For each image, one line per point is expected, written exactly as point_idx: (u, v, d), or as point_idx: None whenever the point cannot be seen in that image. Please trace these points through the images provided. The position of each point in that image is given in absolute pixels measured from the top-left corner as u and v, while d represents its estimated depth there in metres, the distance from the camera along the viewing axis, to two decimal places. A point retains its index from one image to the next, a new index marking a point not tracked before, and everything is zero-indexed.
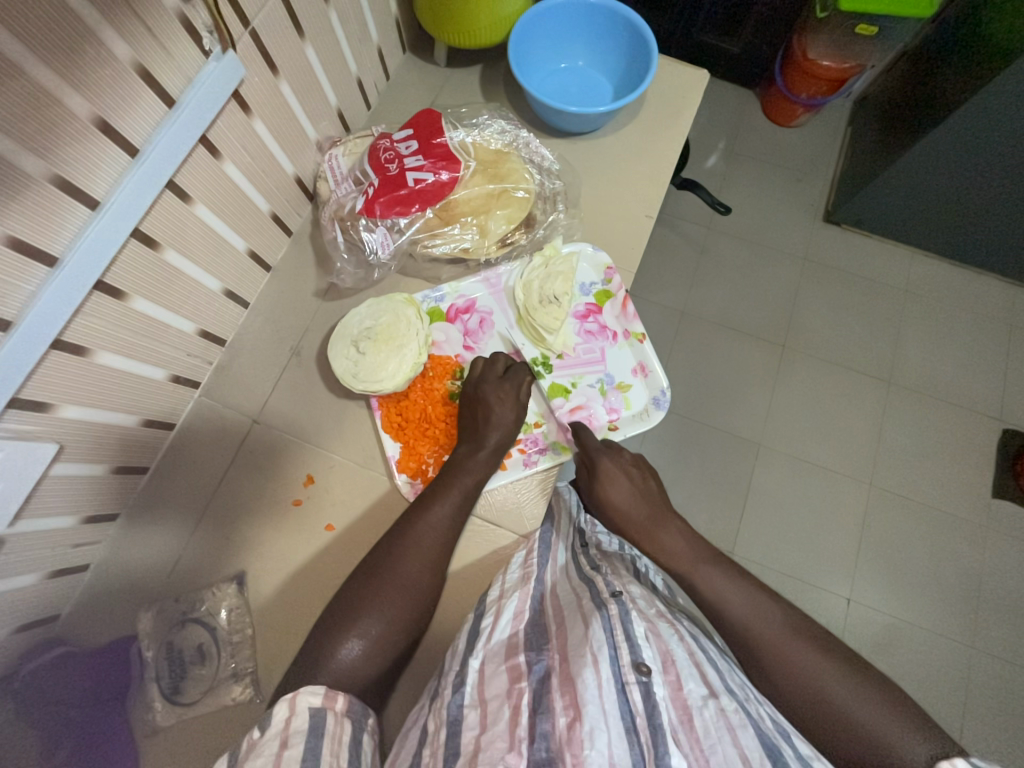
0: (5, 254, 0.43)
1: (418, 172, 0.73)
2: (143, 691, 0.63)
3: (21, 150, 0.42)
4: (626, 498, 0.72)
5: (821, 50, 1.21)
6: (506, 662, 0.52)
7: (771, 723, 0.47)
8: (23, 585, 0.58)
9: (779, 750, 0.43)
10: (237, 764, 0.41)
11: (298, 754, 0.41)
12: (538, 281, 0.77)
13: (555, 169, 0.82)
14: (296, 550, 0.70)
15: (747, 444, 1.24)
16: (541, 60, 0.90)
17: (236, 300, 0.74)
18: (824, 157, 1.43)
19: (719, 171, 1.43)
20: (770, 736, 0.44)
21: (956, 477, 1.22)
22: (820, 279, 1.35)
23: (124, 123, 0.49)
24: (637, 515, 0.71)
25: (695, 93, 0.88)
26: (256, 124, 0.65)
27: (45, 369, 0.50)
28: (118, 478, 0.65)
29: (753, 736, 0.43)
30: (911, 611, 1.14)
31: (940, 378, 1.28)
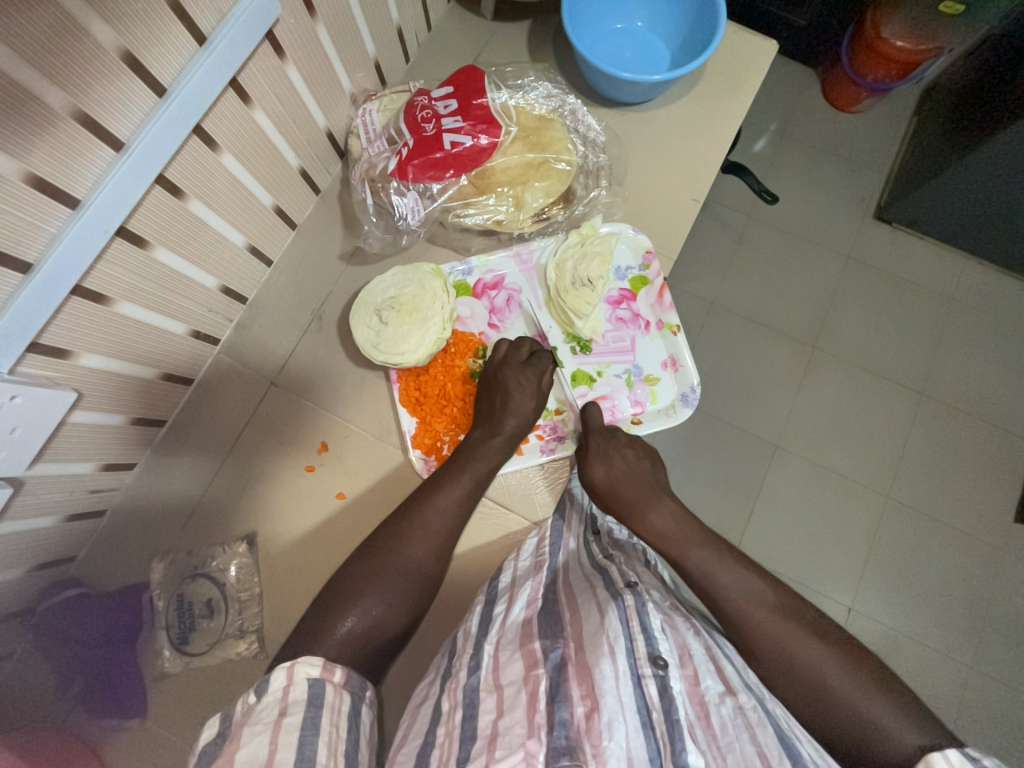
0: (27, 192, 0.42)
1: (456, 135, 0.69)
2: (153, 637, 0.65)
3: (49, 86, 0.40)
4: (621, 472, 0.69)
5: (898, 27, 1.11)
6: (520, 648, 0.51)
7: (790, 723, 0.47)
8: (41, 525, 0.59)
9: (796, 748, 0.44)
10: (236, 729, 0.41)
11: (297, 722, 0.42)
12: (571, 262, 0.74)
13: (600, 141, 0.77)
14: (306, 514, 0.70)
15: (766, 445, 1.20)
16: (595, 19, 0.83)
17: (260, 257, 0.71)
18: (884, 147, 1.32)
19: (768, 155, 1.34)
20: (788, 735, 0.45)
21: (979, 498, 1.17)
22: (862, 280, 1.27)
23: (152, 60, 0.46)
24: (637, 491, 0.68)
25: (762, 65, 0.81)
26: (290, 70, 0.61)
27: (65, 316, 0.49)
28: (136, 429, 0.65)
29: (772, 736, 0.43)
30: (914, 627, 1.12)
31: (976, 394, 1.21)
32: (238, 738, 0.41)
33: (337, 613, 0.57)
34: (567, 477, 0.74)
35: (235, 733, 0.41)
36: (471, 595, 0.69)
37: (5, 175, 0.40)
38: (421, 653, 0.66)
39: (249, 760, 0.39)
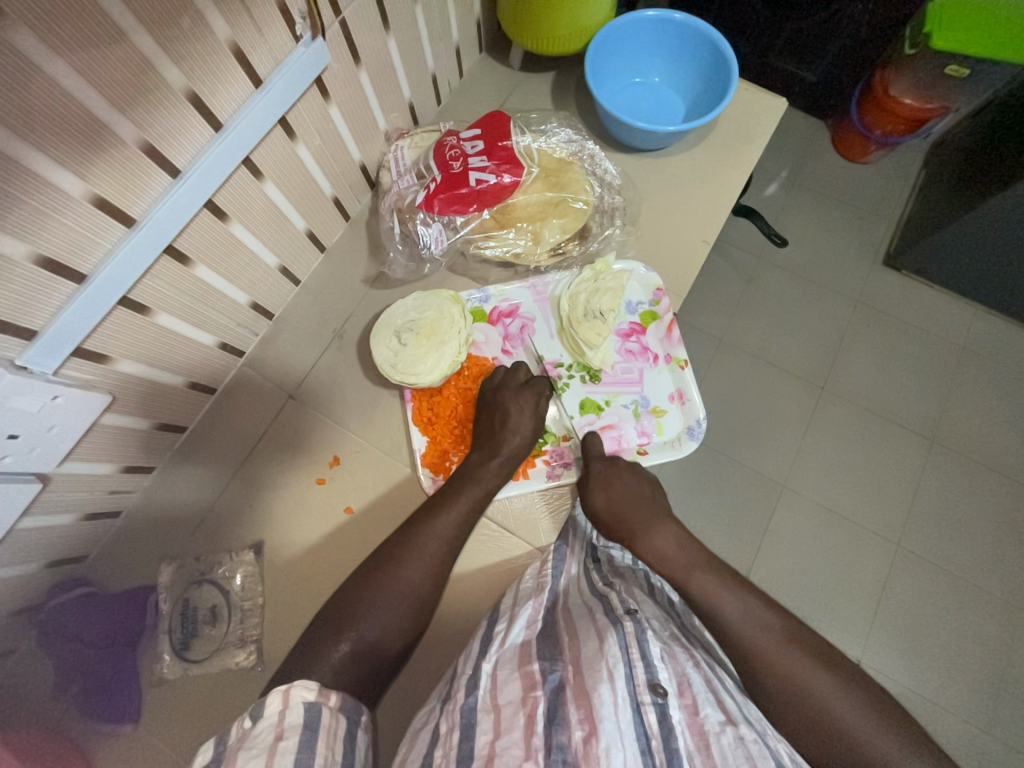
0: (89, 210, 0.46)
1: (481, 173, 0.73)
2: (154, 641, 0.66)
3: (114, 114, 0.44)
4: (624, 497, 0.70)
5: (904, 88, 1.18)
6: (519, 669, 0.51)
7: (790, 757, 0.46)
8: (61, 522, 0.61)
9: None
10: (229, 756, 0.41)
11: (292, 745, 0.42)
12: (584, 294, 0.77)
13: (616, 183, 0.81)
14: (313, 526, 0.71)
15: (772, 484, 1.19)
16: (616, 73, 0.89)
17: (289, 277, 0.75)
18: (893, 199, 1.36)
19: (779, 200, 1.39)
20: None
21: (993, 552, 1.15)
22: (871, 324, 1.29)
23: (212, 99, 0.51)
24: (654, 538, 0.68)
25: (771, 119, 0.86)
26: (332, 110, 0.67)
27: (109, 324, 0.53)
28: (158, 434, 0.68)
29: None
30: (926, 683, 1.08)
31: (988, 444, 1.21)
32: (234, 758, 0.41)
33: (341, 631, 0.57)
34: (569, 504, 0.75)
35: (228, 757, 0.41)
36: (471, 618, 0.69)
37: (73, 195, 0.44)
38: (418, 675, 0.66)
39: None
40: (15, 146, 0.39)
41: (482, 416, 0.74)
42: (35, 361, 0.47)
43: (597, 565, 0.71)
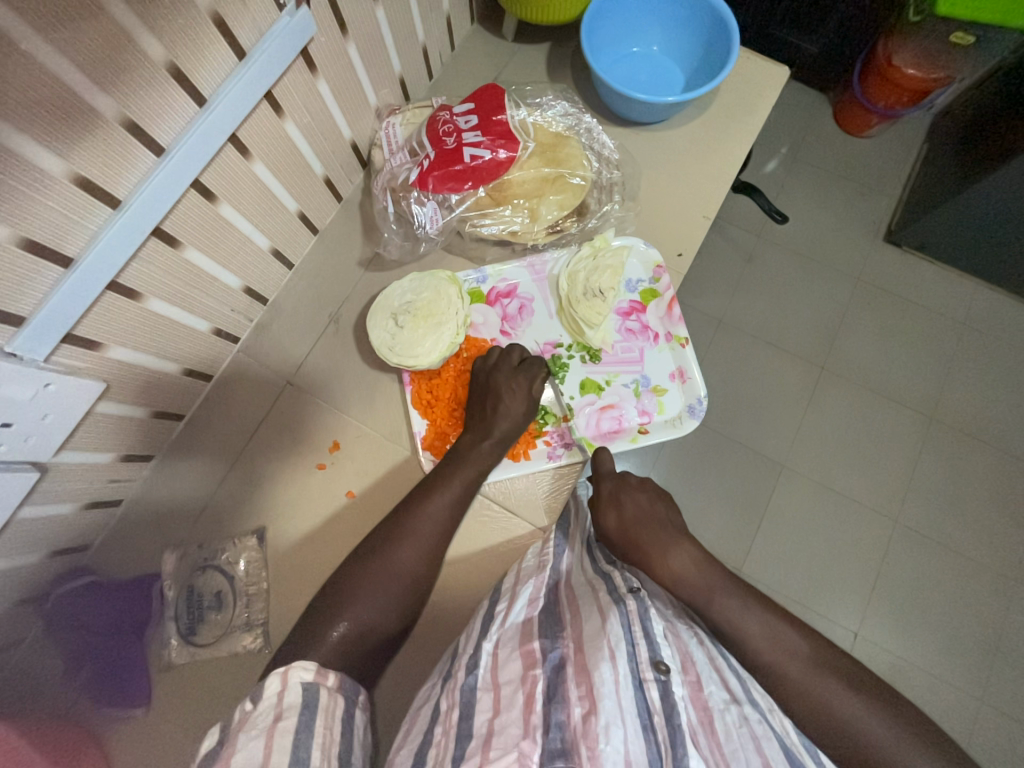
0: (73, 192, 0.44)
1: (476, 148, 0.71)
2: (162, 627, 0.67)
3: (94, 90, 0.42)
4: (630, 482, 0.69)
5: (908, 55, 1.14)
6: (519, 647, 0.51)
7: (794, 737, 0.48)
8: (62, 511, 0.60)
9: (799, 760, 0.45)
10: (230, 736, 0.42)
11: (292, 726, 0.42)
12: (584, 273, 0.76)
13: (614, 158, 0.79)
14: (315, 511, 0.71)
15: (771, 462, 1.20)
16: (613, 42, 0.86)
17: (282, 260, 0.74)
18: (895, 173, 1.34)
19: (778, 177, 1.36)
20: (791, 747, 0.46)
21: (989, 526, 1.16)
22: (871, 301, 1.28)
23: (195, 73, 0.49)
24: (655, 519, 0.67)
25: (774, 90, 0.83)
26: (320, 84, 0.64)
27: (99, 310, 0.51)
28: (156, 422, 0.67)
29: (778, 749, 0.44)
30: (920, 654, 1.10)
31: (987, 420, 1.21)
32: (233, 743, 0.41)
33: (343, 615, 0.58)
34: (569, 487, 0.74)
35: (228, 740, 0.41)
36: (475, 599, 0.69)
37: (56, 175, 0.43)
38: (422, 654, 0.67)
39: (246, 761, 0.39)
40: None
41: (474, 398, 0.73)
42: (27, 348, 0.46)
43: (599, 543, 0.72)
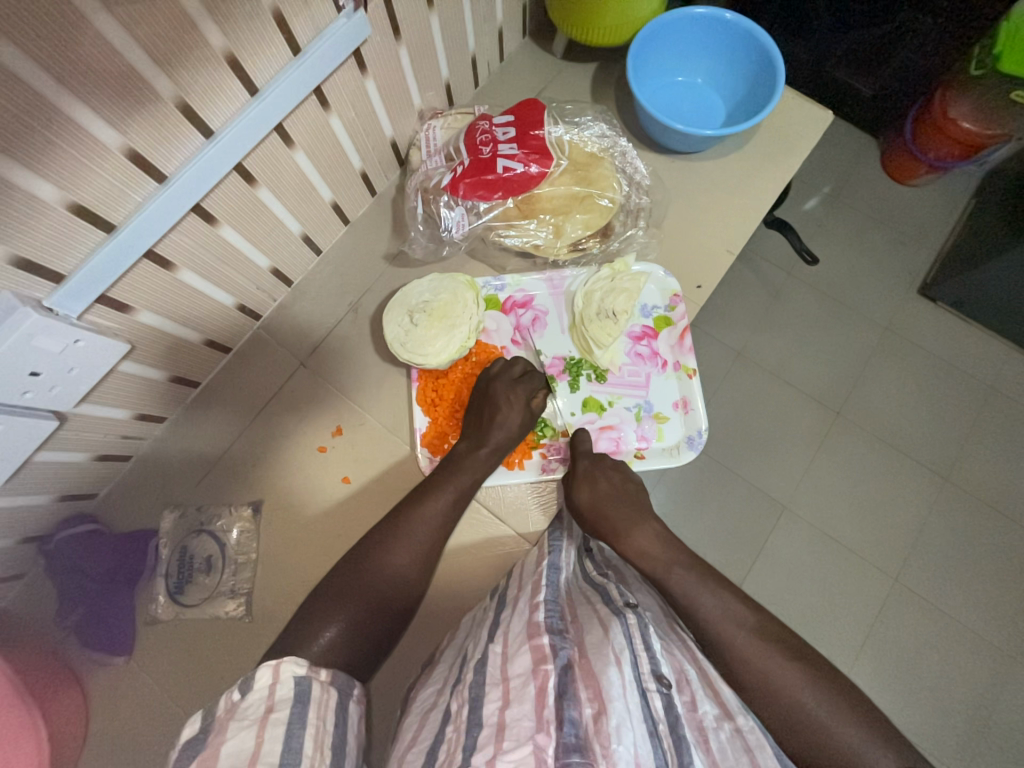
0: (123, 163, 0.47)
1: (509, 160, 0.73)
2: (151, 582, 0.69)
3: (155, 70, 0.45)
4: (615, 507, 0.68)
5: (965, 109, 1.13)
6: (528, 641, 0.50)
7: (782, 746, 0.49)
8: (75, 459, 0.63)
9: None
10: (217, 731, 0.42)
11: (283, 718, 0.43)
12: (600, 293, 0.76)
13: (645, 183, 0.80)
14: (311, 490, 0.74)
15: (771, 502, 1.18)
16: (659, 69, 0.87)
17: (311, 245, 0.76)
18: (936, 226, 1.32)
19: (816, 216, 1.35)
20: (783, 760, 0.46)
21: (991, 596, 1.12)
22: (895, 352, 1.26)
23: (251, 62, 0.52)
24: (634, 534, 0.66)
25: (815, 134, 0.83)
26: (368, 84, 0.67)
27: (134, 275, 0.54)
28: (173, 385, 0.70)
29: (772, 760, 0.44)
30: (902, 716, 1.07)
31: (1002, 487, 1.18)
32: (224, 730, 0.42)
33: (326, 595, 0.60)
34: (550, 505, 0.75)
35: (218, 727, 0.42)
36: (455, 599, 0.71)
37: (109, 147, 0.45)
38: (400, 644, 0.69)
39: (235, 753, 0.40)
40: (54, 90, 0.40)
41: (472, 403, 0.75)
42: (61, 304, 0.49)
43: (590, 552, 0.73)
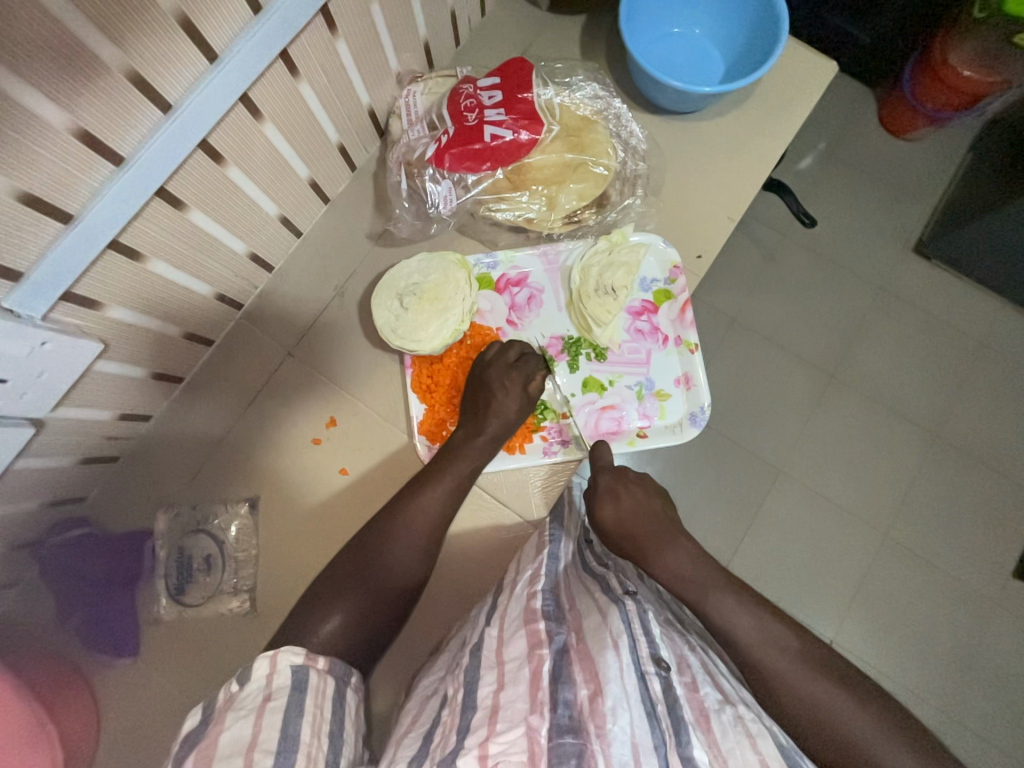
0: (75, 146, 0.43)
1: (497, 128, 0.68)
2: (151, 583, 0.68)
3: (98, 37, 0.40)
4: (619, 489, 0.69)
5: (965, 56, 1.07)
6: (524, 626, 0.50)
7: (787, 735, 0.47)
8: (58, 464, 0.61)
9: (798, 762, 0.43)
10: (214, 718, 0.42)
11: (281, 705, 0.43)
12: (597, 268, 0.73)
13: (641, 148, 0.75)
14: (308, 483, 0.72)
15: (766, 468, 1.19)
16: (653, 21, 0.81)
17: (290, 227, 0.72)
18: (933, 180, 1.28)
19: (812, 175, 1.31)
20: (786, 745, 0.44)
21: (979, 549, 1.15)
22: (889, 313, 1.24)
23: (209, 28, 0.47)
24: (657, 546, 0.66)
25: (818, 86, 0.78)
26: (339, 45, 0.61)
27: (102, 268, 0.51)
28: (155, 383, 0.67)
29: (773, 747, 0.43)
30: (891, 664, 1.11)
31: (991, 443, 1.19)
32: (221, 718, 0.42)
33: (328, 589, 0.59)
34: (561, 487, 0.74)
35: (217, 718, 0.42)
36: (459, 583, 0.71)
37: (54, 126, 0.41)
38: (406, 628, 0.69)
39: (233, 740, 0.40)
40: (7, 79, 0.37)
41: (469, 389, 0.72)
42: (24, 304, 0.46)
43: (591, 544, 0.73)
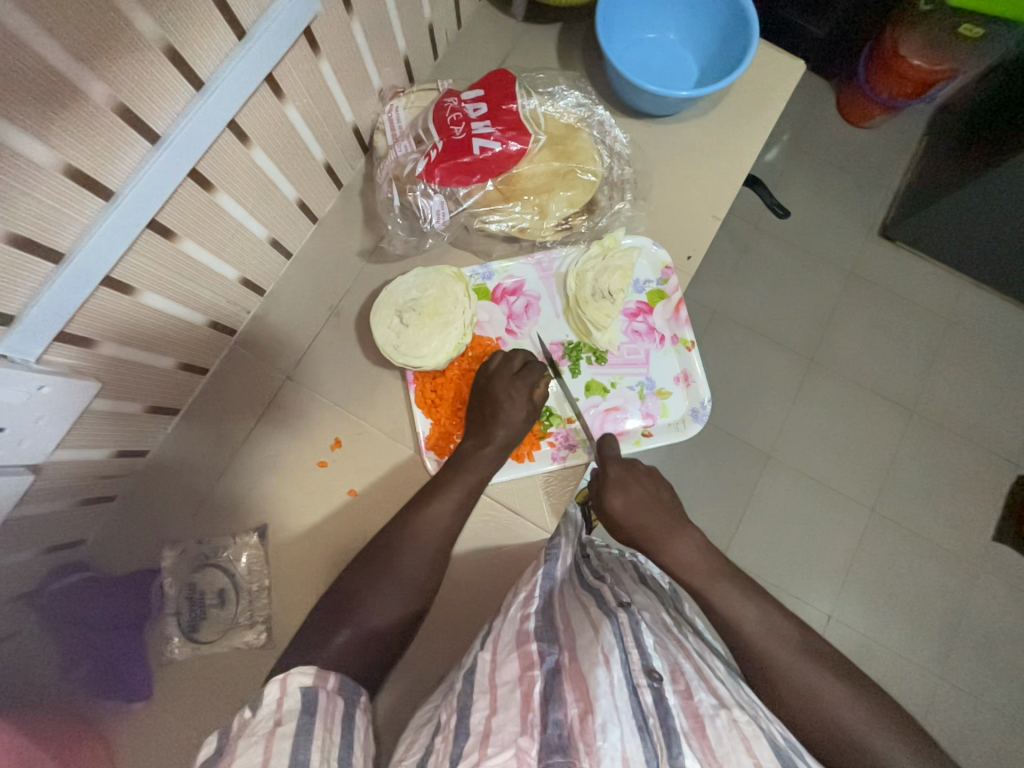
0: (63, 184, 0.41)
1: (485, 140, 0.68)
2: (162, 623, 0.66)
3: (82, 70, 0.39)
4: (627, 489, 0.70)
5: (914, 45, 1.12)
6: (517, 649, 0.51)
7: (785, 738, 0.45)
8: (55, 508, 0.59)
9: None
10: (230, 741, 0.41)
11: (290, 728, 0.42)
12: (592, 273, 0.74)
13: (626, 153, 0.77)
14: (315, 507, 0.71)
15: (757, 453, 1.22)
16: (627, 27, 0.83)
17: (280, 249, 0.71)
18: (892, 167, 1.34)
19: (780, 166, 1.35)
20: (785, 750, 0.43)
21: (959, 517, 1.21)
22: (860, 296, 1.29)
23: (193, 54, 0.46)
24: (668, 539, 0.69)
25: (787, 87, 0.81)
26: (323, 66, 0.61)
27: (93, 304, 0.49)
28: (151, 417, 0.65)
29: (768, 749, 0.42)
30: (885, 633, 1.16)
31: (963, 414, 1.25)
32: (233, 747, 0.40)
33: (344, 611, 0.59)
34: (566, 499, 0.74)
35: (228, 746, 0.40)
36: (475, 594, 0.71)
37: (44, 167, 0.40)
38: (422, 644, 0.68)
39: (245, 763, 0.38)
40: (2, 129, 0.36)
41: (474, 401, 0.73)
42: (19, 349, 0.44)
43: (586, 561, 0.74)
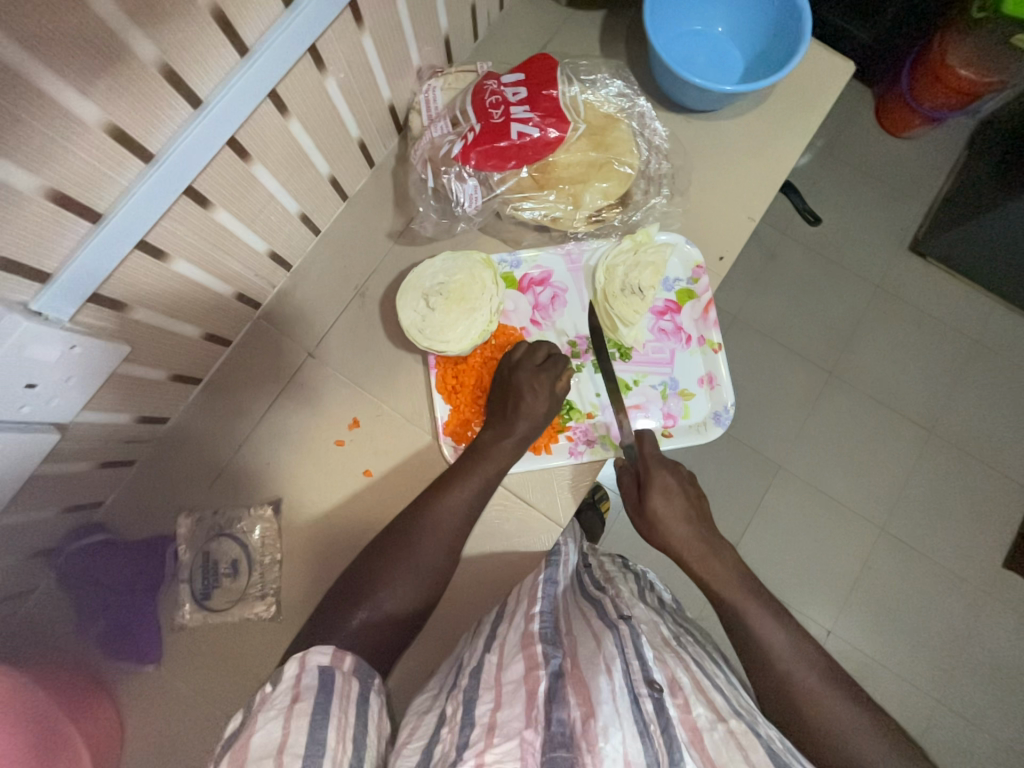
0: (106, 142, 0.41)
1: (523, 126, 0.67)
2: (175, 589, 0.67)
3: (133, 28, 0.38)
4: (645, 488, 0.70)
5: (962, 55, 1.08)
6: (522, 650, 0.50)
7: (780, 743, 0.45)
8: (78, 468, 0.59)
9: None
10: (250, 716, 0.42)
11: (307, 706, 0.42)
12: (623, 267, 0.73)
13: (665, 148, 0.76)
14: (330, 485, 0.71)
15: (769, 462, 1.21)
16: (672, 18, 0.80)
17: (309, 225, 0.71)
18: (929, 179, 1.30)
19: (814, 172, 1.32)
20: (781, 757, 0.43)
21: (971, 540, 1.18)
22: (885, 309, 1.27)
23: (240, 19, 0.45)
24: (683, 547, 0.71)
25: (834, 89, 0.79)
26: (365, 40, 0.60)
27: (127, 268, 0.49)
28: (174, 384, 0.66)
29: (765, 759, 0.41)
30: (886, 652, 1.14)
31: (983, 436, 1.22)
32: (253, 720, 0.41)
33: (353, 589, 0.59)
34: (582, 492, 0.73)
35: (251, 718, 0.42)
36: (485, 582, 0.71)
37: (88, 124, 0.39)
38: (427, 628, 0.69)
39: (263, 743, 0.39)
40: (53, 84, 0.36)
41: (496, 390, 0.72)
42: (52, 308, 0.45)
43: (589, 570, 0.74)
